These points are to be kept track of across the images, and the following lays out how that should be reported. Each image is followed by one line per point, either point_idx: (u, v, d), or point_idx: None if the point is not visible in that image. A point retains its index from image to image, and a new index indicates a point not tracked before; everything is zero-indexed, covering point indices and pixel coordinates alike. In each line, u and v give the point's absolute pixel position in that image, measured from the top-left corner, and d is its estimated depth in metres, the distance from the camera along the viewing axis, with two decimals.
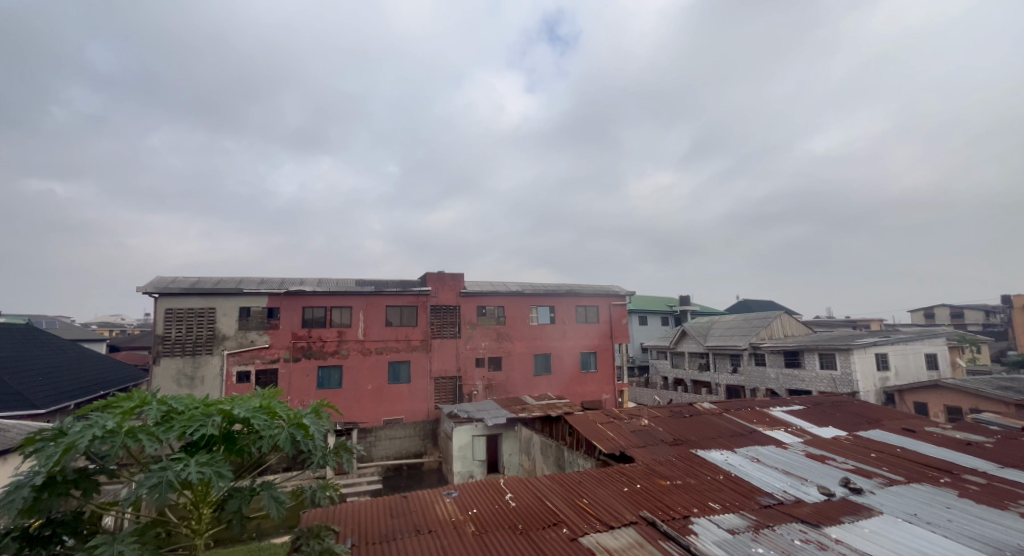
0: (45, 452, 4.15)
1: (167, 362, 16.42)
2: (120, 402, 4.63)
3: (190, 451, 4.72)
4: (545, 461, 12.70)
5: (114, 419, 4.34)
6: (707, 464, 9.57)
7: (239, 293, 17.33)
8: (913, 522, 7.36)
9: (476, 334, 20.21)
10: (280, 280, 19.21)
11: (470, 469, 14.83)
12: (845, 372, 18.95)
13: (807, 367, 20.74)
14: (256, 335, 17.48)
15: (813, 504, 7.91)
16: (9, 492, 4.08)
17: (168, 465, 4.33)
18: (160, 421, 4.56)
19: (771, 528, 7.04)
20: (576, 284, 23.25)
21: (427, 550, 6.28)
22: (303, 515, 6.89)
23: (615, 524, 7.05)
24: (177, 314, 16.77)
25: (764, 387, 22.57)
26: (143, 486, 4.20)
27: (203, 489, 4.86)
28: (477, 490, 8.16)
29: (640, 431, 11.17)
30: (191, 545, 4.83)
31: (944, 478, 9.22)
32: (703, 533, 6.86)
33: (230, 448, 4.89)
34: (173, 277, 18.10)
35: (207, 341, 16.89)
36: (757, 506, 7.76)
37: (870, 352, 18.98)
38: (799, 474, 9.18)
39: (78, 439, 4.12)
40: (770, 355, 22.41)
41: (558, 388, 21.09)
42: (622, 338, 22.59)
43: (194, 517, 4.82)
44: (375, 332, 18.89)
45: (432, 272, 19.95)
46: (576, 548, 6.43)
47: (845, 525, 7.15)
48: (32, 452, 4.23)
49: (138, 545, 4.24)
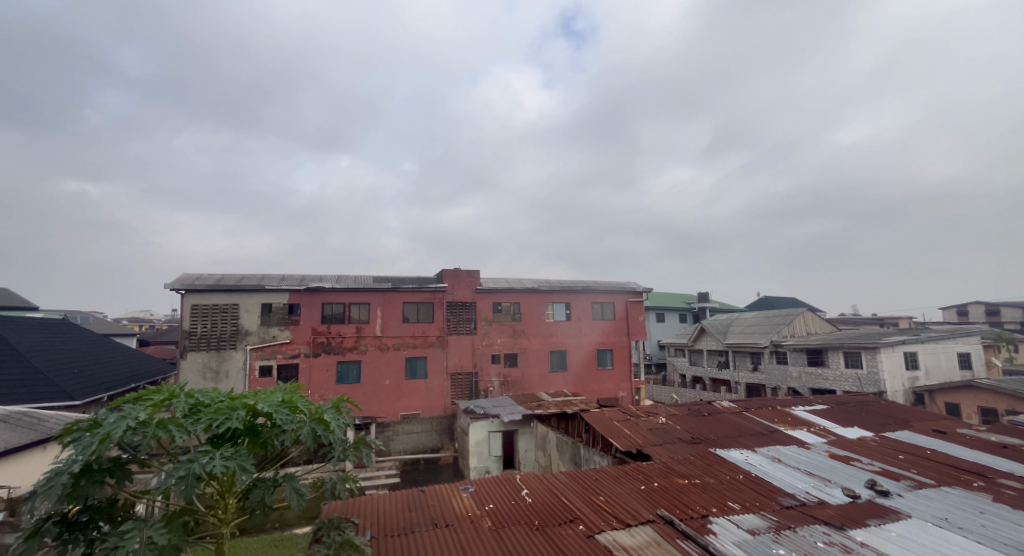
0: (82, 441, 4.36)
1: (192, 357, 16.92)
2: (150, 395, 4.81)
3: (217, 443, 4.88)
4: (561, 457, 12.71)
5: (145, 410, 4.52)
6: (726, 463, 9.42)
7: (261, 289, 17.74)
8: (944, 526, 7.13)
9: (492, 331, 20.29)
10: (300, 277, 19.58)
11: (486, 465, 14.88)
12: (871, 371, 18.40)
13: (830, 366, 20.21)
14: (277, 330, 17.90)
15: (837, 505, 7.74)
16: (50, 478, 4.31)
17: (194, 457, 4.48)
18: (187, 414, 4.74)
19: (793, 529, 6.91)
20: (593, 280, 23.12)
21: (444, 542, 6.39)
22: (324, 507, 7.09)
23: (632, 522, 7.01)
24: (202, 311, 17.26)
25: (786, 386, 22.07)
26: (171, 477, 4.36)
27: (228, 479, 5.03)
28: (493, 485, 8.22)
29: (657, 429, 11.06)
30: (218, 533, 5.02)
31: (978, 483, 8.88)
32: (722, 533, 6.77)
33: (254, 441, 5.05)
34: (199, 274, 18.65)
35: (231, 336, 17.38)
36: (778, 508, 7.61)
37: (898, 350, 18.37)
38: (823, 475, 8.99)
39: (112, 429, 4.32)
40: (793, 354, 21.94)
41: (574, 385, 21.03)
42: (639, 335, 22.37)
43: (221, 507, 5.01)
44: (392, 328, 19.14)
45: (448, 269, 20.07)
46: (592, 546, 6.42)
47: (872, 528, 6.97)
48: (70, 441, 4.44)
49: (166, 532, 4.41)
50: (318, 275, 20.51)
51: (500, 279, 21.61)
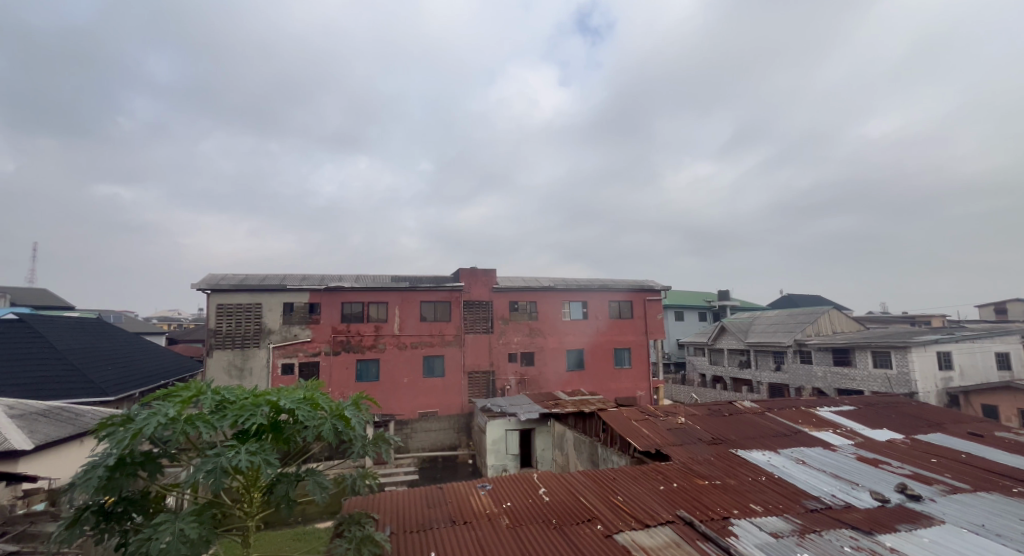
0: (115, 436, 4.54)
1: (218, 355, 17.40)
2: (179, 392, 4.97)
3: (242, 438, 5.03)
4: (579, 456, 12.66)
5: (174, 407, 4.68)
6: (748, 464, 9.26)
7: (283, 288, 18.14)
8: (980, 533, 6.85)
9: (508, 330, 20.32)
10: (320, 276, 19.94)
11: (503, 463, 14.93)
12: (901, 371, 17.77)
13: (857, 366, 19.60)
14: (298, 329, 18.28)
15: (865, 509, 7.52)
16: (87, 471, 4.50)
17: (221, 452, 4.63)
18: (214, 410, 4.88)
19: (817, 533, 6.74)
20: (610, 278, 22.96)
21: (462, 541, 6.42)
22: (345, 503, 7.24)
23: (650, 522, 6.95)
24: (227, 310, 17.73)
25: (811, 386, 21.51)
26: (200, 471, 4.52)
27: (253, 474, 5.17)
28: (511, 483, 8.27)
29: (676, 429, 10.92)
30: (244, 526, 5.16)
31: (1017, 488, 8.51)
32: (744, 535, 6.64)
33: (278, 437, 5.18)
34: (224, 275, 19.13)
35: (254, 334, 17.83)
36: (802, 510, 7.42)
37: (931, 350, 17.70)
38: (849, 478, 8.73)
39: (144, 425, 4.49)
40: (818, 354, 21.36)
41: (591, 384, 20.90)
42: (657, 334, 22.12)
43: (246, 501, 5.15)
44: (410, 327, 19.36)
45: (465, 268, 20.17)
46: (610, 546, 6.38)
47: (902, 534, 6.74)
48: (105, 435, 4.63)
49: (196, 524, 4.56)
50: (337, 275, 20.85)
51: (516, 277, 21.61)
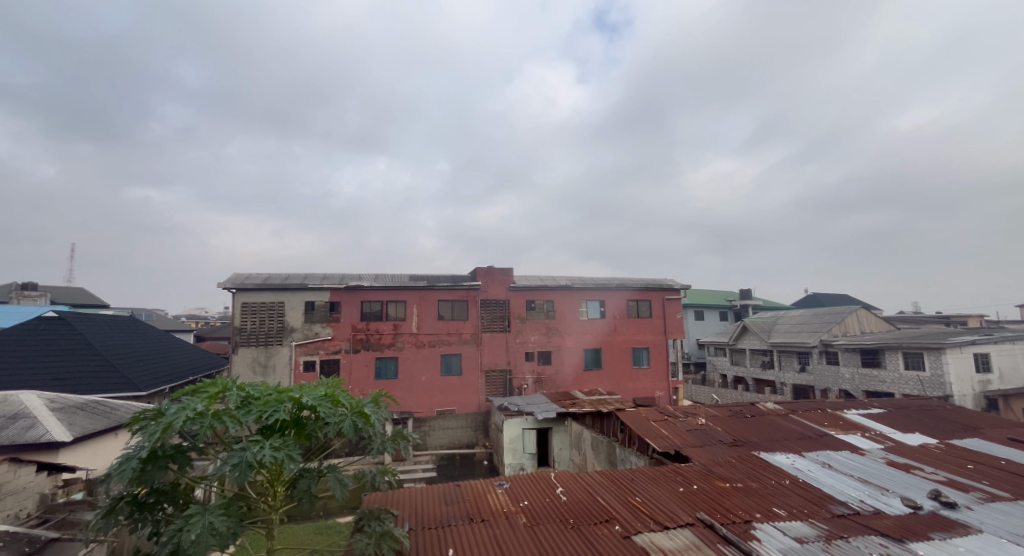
0: (148, 429, 4.70)
1: (243, 352, 17.88)
2: (206, 387, 5.12)
3: (266, 434, 5.15)
4: (596, 457, 12.57)
5: (202, 402, 4.83)
6: (771, 467, 9.05)
7: (305, 287, 18.52)
8: (1020, 544, 6.54)
9: (526, 328, 20.32)
10: (340, 275, 20.26)
11: (521, 461, 14.95)
12: (935, 373, 17.10)
13: (887, 367, 18.90)
14: (320, 327, 18.65)
15: (896, 516, 7.26)
16: (122, 463, 4.68)
17: (247, 446, 4.75)
18: (240, 405, 5.00)
19: (845, 539, 6.54)
20: (629, 276, 22.72)
21: (479, 538, 6.46)
22: (365, 498, 7.37)
23: (670, 524, 6.86)
24: (252, 308, 18.20)
25: (838, 387, 20.87)
26: (227, 465, 4.64)
27: (277, 468, 5.29)
28: (528, 482, 8.26)
29: (697, 430, 10.75)
30: (269, 518, 5.30)
31: None
32: (767, 540, 6.49)
33: (301, 432, 5.30)
34: (248, 273, 19.60)
35: (277, 332, 18.26)
36: (828, 516, 7.21)
37: (967, 351, 16.98)
38: (879, 484, 8.43)
39: (175, 419, 4.64)
40: (845, 354, 20.70)
41: (609, 383, 20.73)
42: (677, 334, 21.80)
43: (271, 494, 5.27)
44: (428, 326, 19.55)
45: (482, 267, 20.24)
46: (629, 548, 6.32)
47: (936, 542, 6.49)
48: (138, 429, 4.80)
49: (224, 516, 4.69)
50: (356, 274, 21.16)
51: (533, 276, 21.59)
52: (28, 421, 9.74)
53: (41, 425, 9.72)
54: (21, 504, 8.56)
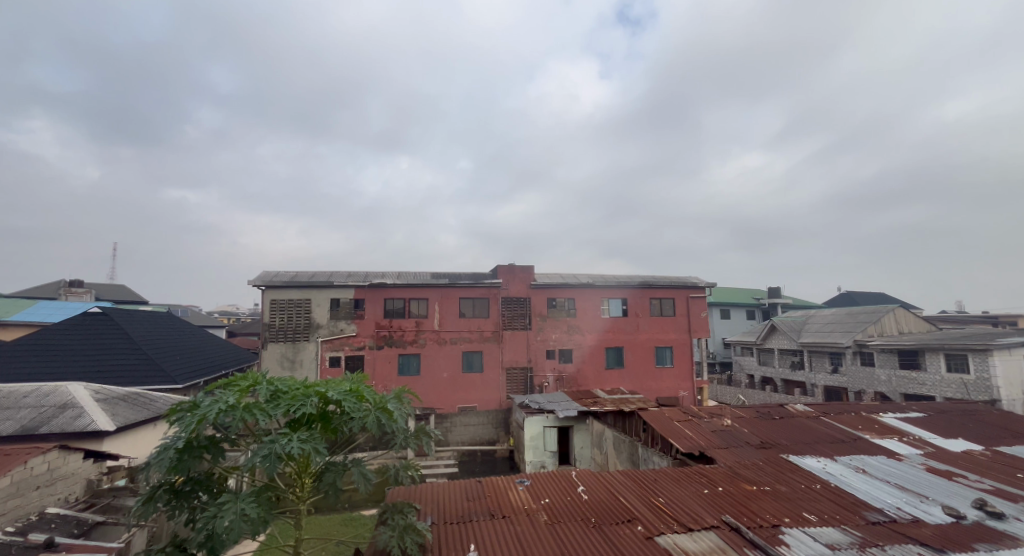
0: (184, 421, 4.90)
1: (271, 348, 18.41)
2: (237, 381, 5.30)
3: (294, 427, 5.30)
4: (618, 456, 12.43)
5: (233, 395, 4.98)
6: (800, 470, 8.76)
7: (330, 285, 18.95)
8: None
9: (547, 326, 20.28)
10: (364, 273, 20.61)
11: (542, 460, 14.91)
12: (980, 376, 16.23)
13: (928, 369, 18.03)
14: (345, 324, 19.05)
15: (935, 525, 6.93)
16: (160, 452, 4.89)
17: (276, 438, 4.89)
18: (269, 399, 5.16)
19: (880, 547, 6.28)
20: (652, 274, 22.37)
21: (501, 534, 6.49)
22: (389, 492, 7.50)
23: (694, 526, 6.73)
24: (280, 305, 18.73)
25: (873, 390, 20.01)
26: (257, 456, 4.79)
27: (304, 460, 5.43)
28: (549, 480, 8.23)
29: (722, 431, 10.51)
30: (297, 509, 5.43)
31: None
32: (797, 545, 6.29)
33: (327, 426, 5.42)
34: (276, 271, 20.16)
35: (304, 329, 18.74)
36: (862, 523, 6.92)
37: (1016, 354, 16.06)
38: (917, 491, 8.05)
39: (209, 410, 4.82)
40: (881, 355, 19.86)
41: (631, 382, 20.49)
42: (702, 333, 21.36)
43: (298, 486, 5.40)
44: (450, 323, 19.73)
45: (503, 264, 20.25)
46: (651, 548, 6.25)
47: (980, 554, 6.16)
48: (175, 420, 5.01)
49: (256, 505, 4.85)
50: (380, 271, 21.50)
51: (554, 274, 21.49)
52: (76, 411, 10.30)
53: (87, 415, 10.27)
54: (70, 489, 9.05)
